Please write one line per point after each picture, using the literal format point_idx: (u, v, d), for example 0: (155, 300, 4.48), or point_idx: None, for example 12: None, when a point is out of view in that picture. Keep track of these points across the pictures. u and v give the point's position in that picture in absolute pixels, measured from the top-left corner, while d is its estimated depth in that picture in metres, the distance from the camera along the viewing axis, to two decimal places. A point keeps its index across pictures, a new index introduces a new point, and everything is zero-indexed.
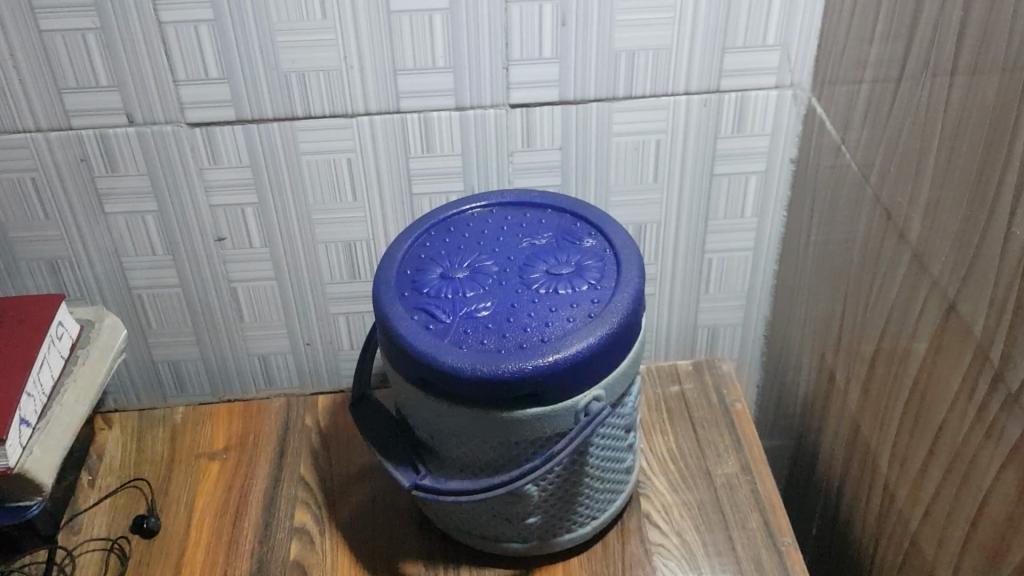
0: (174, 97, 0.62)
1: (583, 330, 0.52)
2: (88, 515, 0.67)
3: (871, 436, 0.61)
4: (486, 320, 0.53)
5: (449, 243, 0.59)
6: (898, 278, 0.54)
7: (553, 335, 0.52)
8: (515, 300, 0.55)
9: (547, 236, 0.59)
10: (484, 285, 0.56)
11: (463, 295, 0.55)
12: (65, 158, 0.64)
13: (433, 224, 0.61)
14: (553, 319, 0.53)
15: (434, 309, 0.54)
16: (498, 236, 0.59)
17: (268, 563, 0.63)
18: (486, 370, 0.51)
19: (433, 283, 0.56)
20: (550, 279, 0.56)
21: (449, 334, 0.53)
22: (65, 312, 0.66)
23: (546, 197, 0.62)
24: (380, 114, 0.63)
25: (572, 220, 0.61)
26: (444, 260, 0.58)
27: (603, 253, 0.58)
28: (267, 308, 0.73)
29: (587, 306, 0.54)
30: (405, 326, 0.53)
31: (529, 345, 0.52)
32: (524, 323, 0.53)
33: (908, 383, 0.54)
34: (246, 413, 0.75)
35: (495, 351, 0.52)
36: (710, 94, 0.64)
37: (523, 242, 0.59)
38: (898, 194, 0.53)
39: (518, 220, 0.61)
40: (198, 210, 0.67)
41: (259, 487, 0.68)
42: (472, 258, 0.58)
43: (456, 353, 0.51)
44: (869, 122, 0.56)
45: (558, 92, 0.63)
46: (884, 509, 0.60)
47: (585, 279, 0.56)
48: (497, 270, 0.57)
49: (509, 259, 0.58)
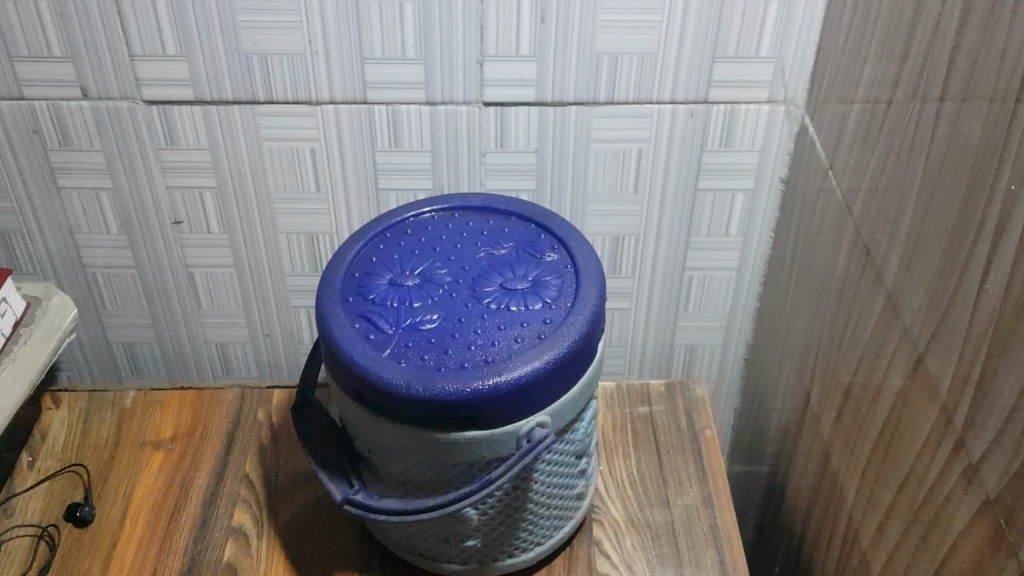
0: (130, 72, 0.59)
1: (530, 352, 0.49)
2: (23, 499, 0.65)
3: (838, 479, 0.57)
4: (429, 334, 0.50)
5: (404, 247, 0.56)
6: (873, 318, 0.50)
7: (498, 355, 0.49)
8: (463, 314, 0.51)
9: (507, 247, 0.56)
10: (432, 296, 0.53)
11: (409, 305, 0.52)
12: (17, 128, 0.61)
13: (390, 226, 0.58)
14: (500, 338, 0.50)
15: (376, 318, 0.51)
16: (455, 243, 0.56)
17: (200, 563, 0.60)
18: (422, 389, 0.48)
19: (380, 290, 0.53)
20: (503, 293, 0.53)
21: (388, 347, 0.50)
22: (10, 288, 0.64)
23: (513, 204, 0.59)
24: (346, 104, 0.60)
25: (536, 231, 0.57)
26: (396, 266, 0.55)
27: (563, 269, 0.54)
28: (225, 296, 0.70)
29: (538, 327, 0.50)
30: (343, 334, 0.50)
31: (471, 364, 0.49)
32: (469, 341, 0.50)
33: (877, 432, 0.51)
34: (198, 402, 0.72)
35: (435, 368, 0.49)
36: (696, 104, 0.61)
37: (481, 251, 0.56)
38: (878, 230, 0.49)
39: (479, 227, 0.58)
40: (154, 191, 0.64)
41: (201, 482, 0.66)
42: (425, 265, 0.55)
43: (392, 369, 0.48)
44: (857, 149, 0.52)
45: (535, 93, 0.60)
46: (845, 559, 0.56)
47: (540, 296, 0.52)
48: (449, 280, 0.54)
49: (464, 269, 0.54)
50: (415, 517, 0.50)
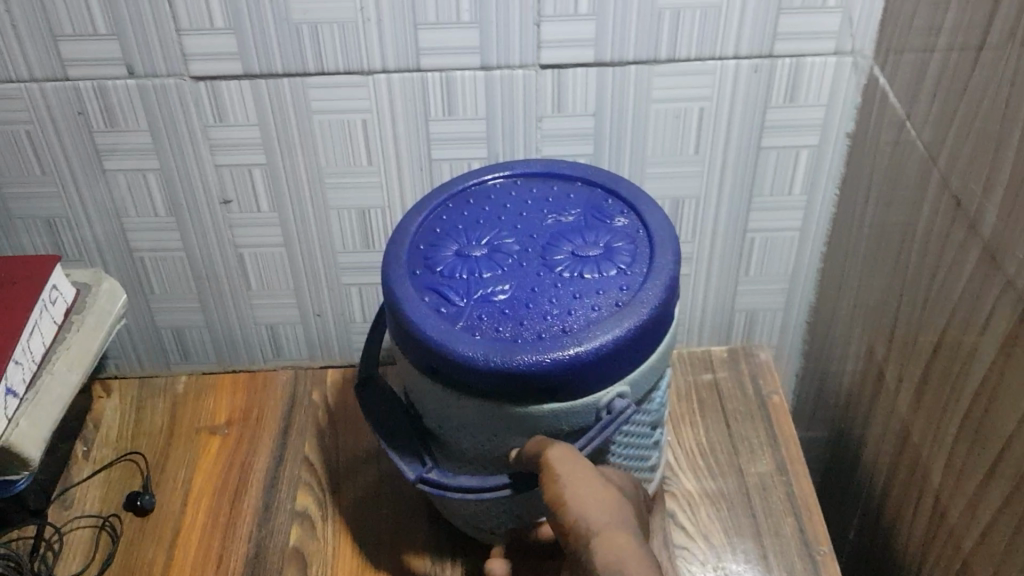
0: (177, 48, 0.57)
1: (609, 320, 0.47)
2: (81, 490, 0.64)
3: (922, 444, 0.55)
4: (504, 306, 0.49)
5: (468, 218, 0.54)
6: (967, 271, 0.48)
7: (576, 324, 0.47)
8: (535, 283, 0.50)
9: (575, 213, 0.54)
10: (502, 266, 0.51)
11: (478, 276, 0.50)
12: (61, 110, 0.59)
13: (449, 197, 0.56)
14: (576, 307, 0.48)
15: (447, 290, 0.50)
16: (521, 211, 0.55)
17: (266, 549, 0.59)
18: (500, 361, 0.46)
19: (448, 261, 0.51)
20: (576, 260, 0.51)
21: (460, 319, 0.48)
22: (60, 275, 0.62)
23: (576, 169, 0.57)
24: (399, 72, 0.58)
25: (603, 197, 0.56)
26: (462, 237, 0.53)
27: (636, 235, 0.52)
28: (275, 276, 0.69)
29: (615, 294, 0.49)
30: (414, 307, 0.49)
31: (549, 335, 0.47)
32: (544, 311, 0.48)
33: (972, 390, 0.49)
34: (250, 385, 0.71)
35: (512, 340, 0.47)
36: (761, 59, 0.58)
37: (548, 219, 0.54)
38: (972, 180, 0.47)
39: (543, 194, 0.56)
40: (203, 170, 0.63)
41: (261, 466, 0.65)
42: (491, 235, 0.53)
43: (467, 342, 0.47)
44: (943, 96, 0.50)
45: (593, 53, 0.58)
46: (932, 524, 0.54)
47: (615, 263, 0.50)
48: (517, 249, 0.52)
49: (532, 237, 0.53)
50: (494, 494, 0.49)
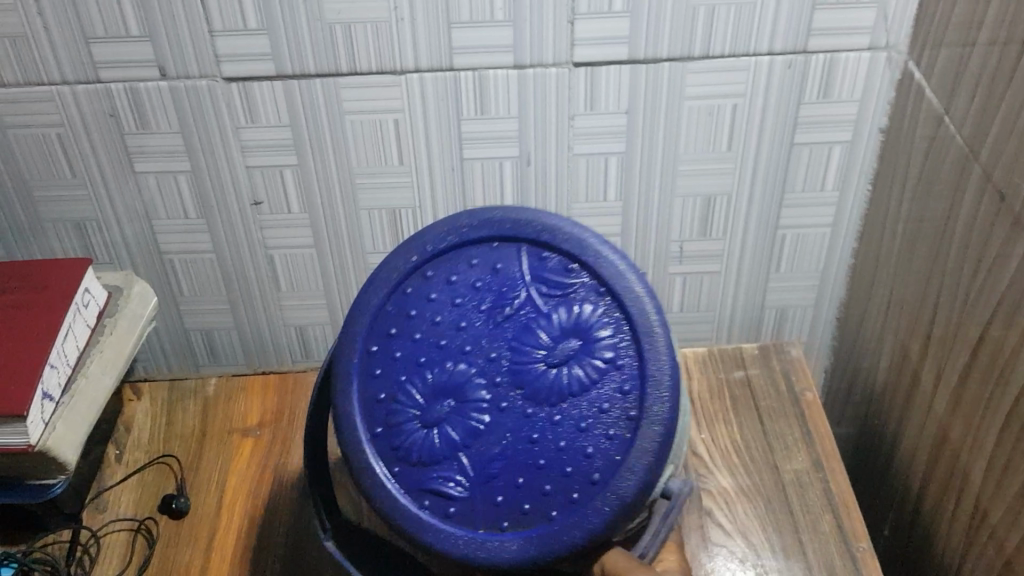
0: (209, 49, 0.57)
1: (631, 451, 0.46)
2: (115, 493, 0.64)
3: (962, 444, 0.55)
4: (512, 476, 0.47)
5: (401, 355, 0.50)
6: (1012, 268, 0.48)
7: (600, 470, 0.46)
8: (527, 432, 0.47)
9: (524, 291, 0.50)
10: (480, 419, 0.48)
11: (463, 443, 0.48)
12: (93, 113, 0.59)
13: (377, 331, 0.51)
14: (586, 444, 0.46)
15: (443, 481, 0.48)
16: (460, 317, 0.50)
17: (302, 552, 0.59)
18: (543, 554, 0.46)
19: (413, 443, 0.49)
20: (550, 376, 0.47)
21: (481, 518, 0.47)
22: (92, 277, 0.62)
23: (498, 228, 0.51)
24: (431, 72, 0.58)
25: (535, 255, 0.51)
26: (407, 390, 0.49)
27: (600, 303, 0.49)
28: (305, 277, 0.69)
29: (618, 407, 0.46)
30: (428, 531, 0.47)
31: (578, 497, 0.46)
32: (557, 464, 0.46)
33: (1016, 388, 0.48)
34: (281, 387, 0.71)
35: (545, 519, 0.46)
36: (795, 55, 0.58)
37: (491, 323, 0.49)
38: (1017, 175, 0.47)
39: (476, 276, 0.51)
40: (233, 172, 0.63)
41: (294, 469, 0.64)
42: (437, 370, 0.49)
43: (504, 541, 0.46)
44: (985, 90, 0.50)
45: (627, 50, 0.57)
46: (972, 524, 0.54)
47: (596, 363, 0.47)
48: (485, 386, 0.48)
49: (490, 358, 0.49)
50: None
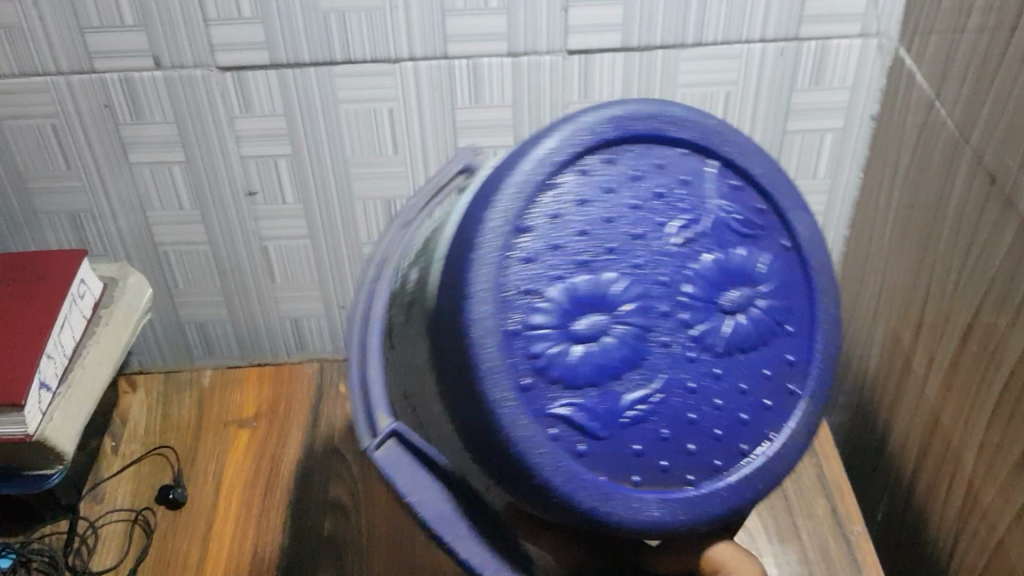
0: (204, 38, 0.57)
1: (784, 428, 0.42)
2: (112, 484, 0.64)
3: (954, 426, 0.55)
4: (657, 427, 0.39)
5: (563, 245, 0.38)
6: (1002, 249, 0.49)
7: (748, 438, 0.41)
8: (696, 379, 0.40)
9: (712, 211, 0.41)
10: (644, 356, 0.39)
11: (618, 376, 0.38)
12: (88, 103, 0.59)
13: (519, 204, 0.38)
14: (749, 405, 0.41)
15: (573, 409, 0.37)
16: (631, 215, 0.39)
17: (299, 541, 0.59)
18: (681, 520, 0.39)
19: (557, 356, 0.37)
20: (729, 323, 0.41)
21: (608, 463, 0.38)
22: (87, 269, 0.62)
23: (697, 128, 0.42)
24: (426, 60, 0.58)
25: (726, 174, 0.43)
26: (541, 289, 0.37)
27: (785, 258, 0.43)
28: (300, 267, 0.69)
29: (786, 368, 0.42)
30: (552, 467, 0.37)
31: (720, 466, 0.40)
32: (717, 422, 0.40)
33: (1007, 369, 0.49)
34: (276, 378, 0.71)
35: (683, 482, 0.40)
36: (787, 42, 0.59)
37: (671, 233, 0.40)
38: (1007, 156, 0.48)
39: (663, 179, 0.41)
40: (228, 161, 0.63)
41: (291, 459, 0.64)
42: (596, 275, 0.38)
43: (637, 501, 0.38)
44: (974, 75, 0.51)
45: (620, 38, 0.58)
46: (965, 507, 0.54)
47: (770, 318, 0.42)
48: (653, 315, 0.39)
49: (663, 284, 0.39)
50: None
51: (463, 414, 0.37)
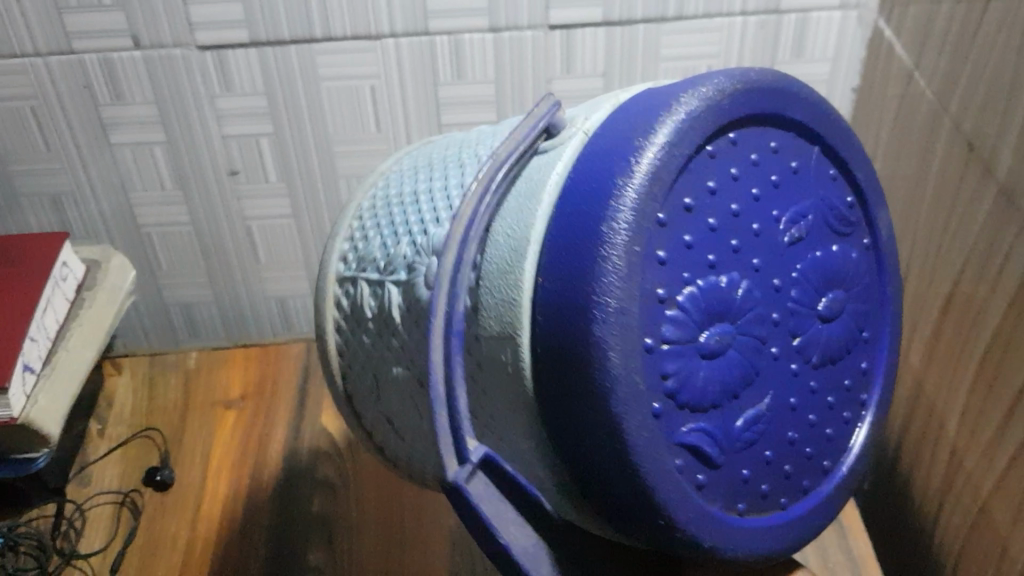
0: (183, 17, 0.56)
1: (852, 442, 0.43)
2: (99, 467, 0.64)
3: (936, 395, 0.56)
4: (762, 448, 0.38)
5: (693, 246, 0.36)
6: (981, 217, 0.49)
7: (830, 454, 0.42)
8: (793, 395, 0.39)
9: (814, 206, 0.40)
10: (758, 368, 0.38)
11: (738, 392, 0.37)
12: (67, 84, 0.59)
13: (654, 196, 0.34)
14: (834, 421, 0.41)
15: (696, 433, 0.36)
16: (754, 214, 0.38)
17: (288, 519, 0.59)
18: (778, 548, 0.40)
19: (690, 374, 0.35)
20: (824, 331, 0.40)
21: (722, 492, 0.37)
22: (69, 251, 0.62)
23: (807, 111, 0.40)
24: (407, 36, 0.58)
25: (825, 163, 0.42)
26: (685, 301, 0.35)
27: (866, 255, 0.44)
28: (284, 247, 0.69)
29: (860, 377, 0.43)
30: (681, 503, 0.35)
31: (806, 486, 0.41)
32: (807, 439, 0.40)
33: (987, 336, 0.49)
34: (262, 358, 0.72)
35: (777, 506, 0.40)
36: (767, 15, 0.59)
37: (788, 237, 0.39)
38: (985, 125, 0.48)
39: (775, 166, 0.39)
40: (210, 141, 0.62)
41: (279, 437, 0.65)
42: (726, 285, 0.36)
43: (747, 534, 0.38)
44: (952, 46, 0.51)
45: (602, 12, 0.58)
46: (948, 474, 0.55)
47: (855, 324, 0.42)
48: (768, 327, 0.38)
49: (778, 294, 0.38)
50: None
51: (579, 445, 0.34)
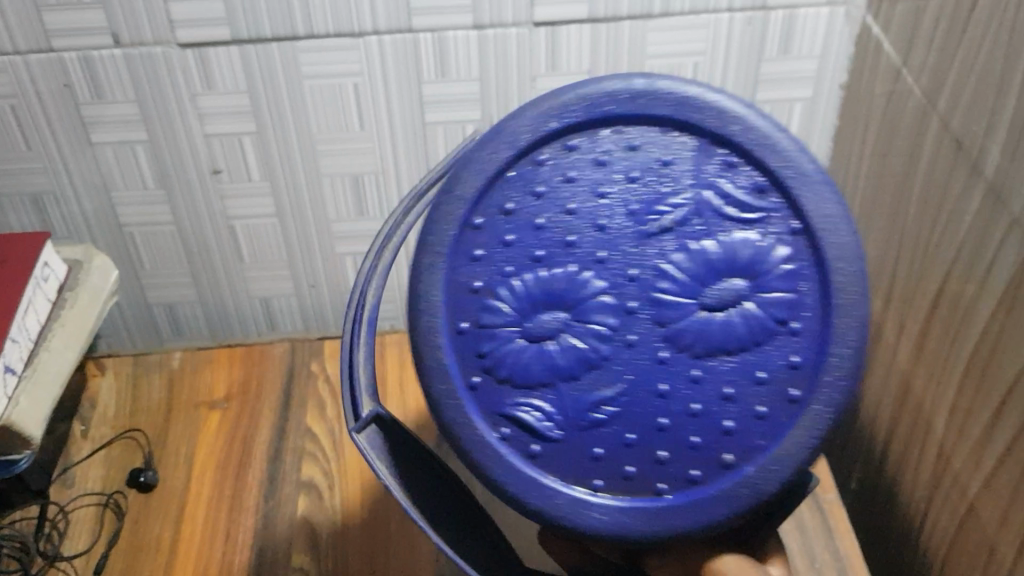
0: (163, 14, 0.55)
1: (774, 438, 0.42)
2: (82, 468, 0.63)
3: (924, 394, 0.56)
4: (621, 428, 0.42)
5: (515, 243, 0.43)
6: (969, 216, 0.49)
7: (731, 448, 0.42)
8: (654, 380, 0.42)
9: (688, 201, 0.42)
10: (603, 353, 0.42)
11: (569, 373, 0.43)
12: (46, 81, 0.58)
13: (464, 203, 0.43)
14: (731, 414, 0.42)
15: (526, 410, 0.43)
16: (598, 215, 0.43)
17: (273, 521, 0.59)
18: (648, 532, 0.42)
19: (505, 354, 0.43)
20: (707, 321, 0.42)
21: (568, 466, 0.43)
22: (51, 251, 0.61)
23: (675, 107, 0.43)
24: (390, 33, 0.57)
25: (719, 154, 0.43)
26: (502, 291, 0.43)
27: (802, 242, 0.42)
28: (268, 247, 0.68)
29: (782, 372, 0.42)
30: (497, 464, 0.43)
31: (698, 476, 0.42)
32: (683, 428, 0.42)
33: (975, 335, 0.49)
34: (247, 359, 0.70)
35: (652, 490, 0.42)
36: (754, 11, 0.58)
37: (648, 228, 0.42)
38: (973, 123, 0.48)
39: (636, 164, 0.43)
40: (192, 140, 0.62)
41: (264, 439, 0.64)
42: (554, 275, 0.43)
43: (597, 508, 0.42)
44: (939, 44, 0.51)
45: (587, 9, 0.57)
46: (936, 474, 0.55)
47: (764, 315, 0.42)
48: (615, 315, 0.42)
49: (625, 281, 0.42)
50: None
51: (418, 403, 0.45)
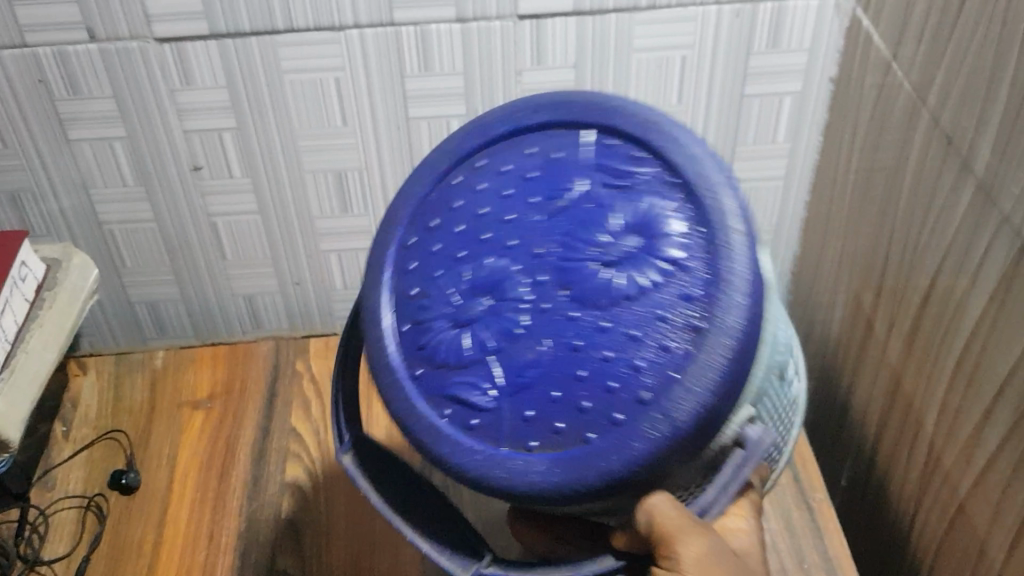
0: (139, 9, 0.54)
1: (694, 372, 0.37)
2: (63, 470, 0.62)
3: (914, 391, 0.55)
4: (546, 388, 0.40)
5: (440, 248, 0.44)
6: (960, 212, 0.48)
7: (648, 386, 0.38)
8: (570, 333, 0.40)
9: (579, 177, 0.43)
10: (517, 322, 0.41)
11: (486, 344, 0.41)
12: (21, 78, 0.57)
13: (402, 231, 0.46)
14: (647, 355, 0.38)
15: (462, 386, 0.42)
16: (506, 208, 0.43)
17: (257, 522, 0.58)
18: (575, 481, 0.39)
19: (440, 342, 0.43)
20: (604, 276, 0.40)
21: (502, 430, 0.41)
22: (28, 251, 0.60)
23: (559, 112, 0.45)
24: (372, 28, 0.56)
25: (602, 138, 0.44)
26: (440, 286, 0.44)
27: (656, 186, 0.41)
28: (250, 244, 0.67)
29: (677, 313, 0.38)
30: (438, 441, 0.42)
31: (620, 418, 0.38)
32: (603, 375, 0.39)
33: (966, 333, 0.48)
34: (231, 358, 0.70)
35: (582, 441, 0.39)
36: (743, 4, 0.57)
37: (551, 208, 0.42)
38: (963, 118, 0.47)
39: (532, 163, 0.44)
40: (171, 136, 0.61)
41: (248, 438, 0.63)
42: (482, 264, 0.43)
43: (531, 463, 0.40)
44: (930, 36, 0.50)
45: (572, 2, 0.56)
46: (926, 471, 0.54)
47: (653, 251, 0.40)
48: (528, 281, 0.41)
49: (537, 257, 0.42)
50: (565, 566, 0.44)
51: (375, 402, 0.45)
